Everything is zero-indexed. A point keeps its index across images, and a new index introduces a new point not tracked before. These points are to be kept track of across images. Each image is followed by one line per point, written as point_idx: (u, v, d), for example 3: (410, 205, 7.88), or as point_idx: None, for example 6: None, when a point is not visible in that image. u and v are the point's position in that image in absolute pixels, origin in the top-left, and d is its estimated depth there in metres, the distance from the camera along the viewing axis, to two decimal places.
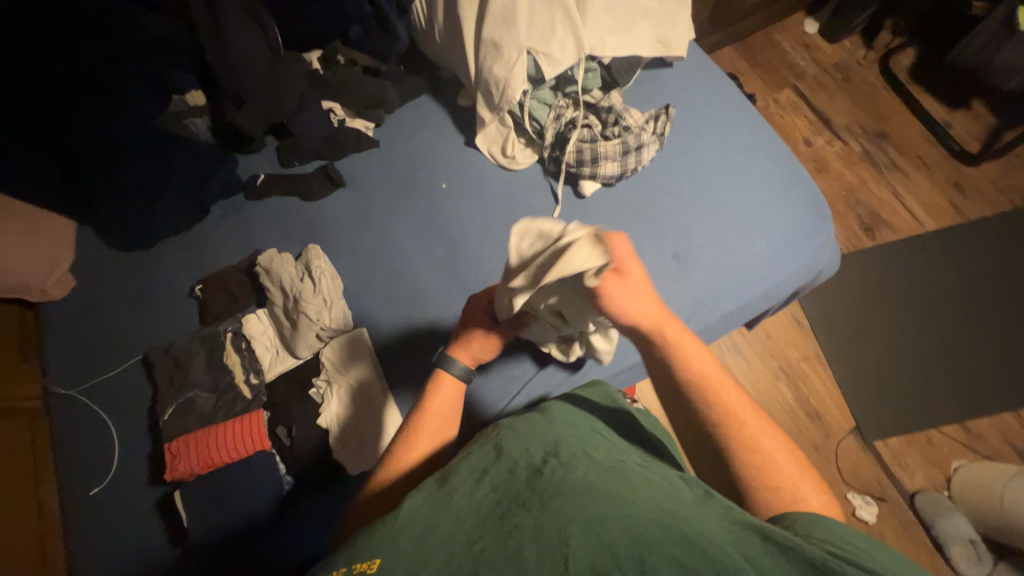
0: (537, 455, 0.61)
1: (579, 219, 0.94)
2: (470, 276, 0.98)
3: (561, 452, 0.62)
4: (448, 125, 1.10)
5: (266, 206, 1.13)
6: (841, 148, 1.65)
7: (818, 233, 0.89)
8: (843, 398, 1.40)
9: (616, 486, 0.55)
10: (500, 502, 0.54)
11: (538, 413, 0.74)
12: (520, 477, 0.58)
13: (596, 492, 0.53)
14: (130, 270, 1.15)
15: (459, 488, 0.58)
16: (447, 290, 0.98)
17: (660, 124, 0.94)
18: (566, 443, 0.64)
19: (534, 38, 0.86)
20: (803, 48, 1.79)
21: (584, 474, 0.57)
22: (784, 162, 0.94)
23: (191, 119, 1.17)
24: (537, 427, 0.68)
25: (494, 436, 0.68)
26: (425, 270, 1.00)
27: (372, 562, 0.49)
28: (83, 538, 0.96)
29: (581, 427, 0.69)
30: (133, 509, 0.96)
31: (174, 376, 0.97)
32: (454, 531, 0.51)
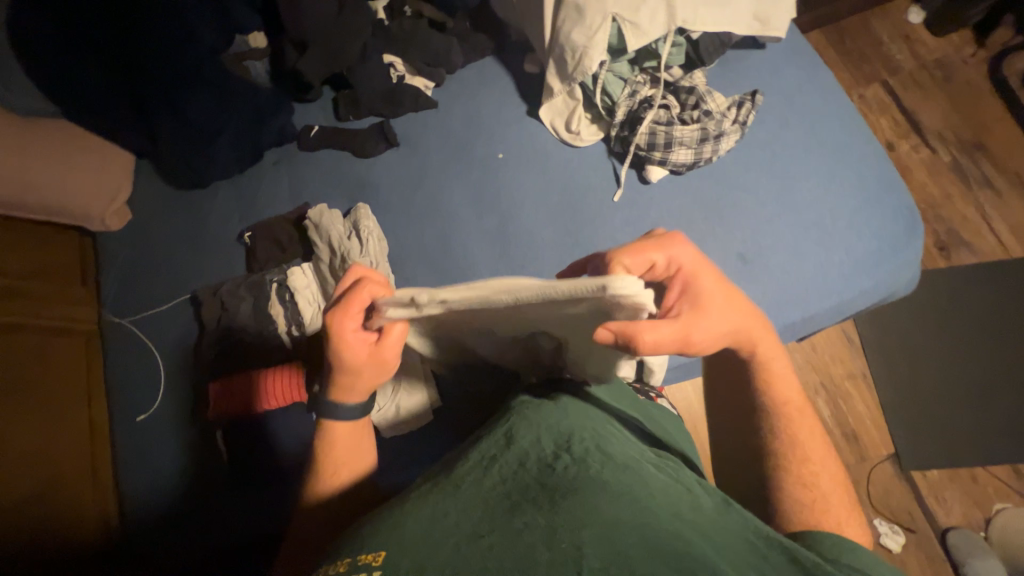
0: (548, 446, 0.54)
1: (642, 206, 0.90)
2: (518, 252, 0.94)
3: (574, 446, 0.54)
4: (511, 91, 1.05)
5: (318, 158, 1.11)
6: (928, 156, 1.50)
7: (905, 248, 0.81)
8: (885, 423, 1.33)
9: (634, 489, 0.49)
10: (510, 495, 0.47)
11: (549, 400, 0.66)
12: (531, 471, 0.50)
13: (615, 495, 0.47)
14: (183, 210, 1.16)
15: (462, 478, 0.50)
16: (492, 265, 0.95)
17: (744, 113, 0.86)
18: (577, 435, 0.57)
19: (622, 3, 0.78)
20: (902, 39, 1.61)
21: (601, 474, 0.50)
22: (877, 166, 0.85)
23: (250, 62, 1.14)
24: (548, 414, 0.61)
25: (495, 426, 0.61)
26: (472, 242, 0.97)
27: (377, 554, 0.41)
28: (128, 458, 1.02)
29: (595, 421, 0.62)
30: (172, 439, 1.01)
31: (222, 318, 0.99)
32: (461, 522, 0.43)
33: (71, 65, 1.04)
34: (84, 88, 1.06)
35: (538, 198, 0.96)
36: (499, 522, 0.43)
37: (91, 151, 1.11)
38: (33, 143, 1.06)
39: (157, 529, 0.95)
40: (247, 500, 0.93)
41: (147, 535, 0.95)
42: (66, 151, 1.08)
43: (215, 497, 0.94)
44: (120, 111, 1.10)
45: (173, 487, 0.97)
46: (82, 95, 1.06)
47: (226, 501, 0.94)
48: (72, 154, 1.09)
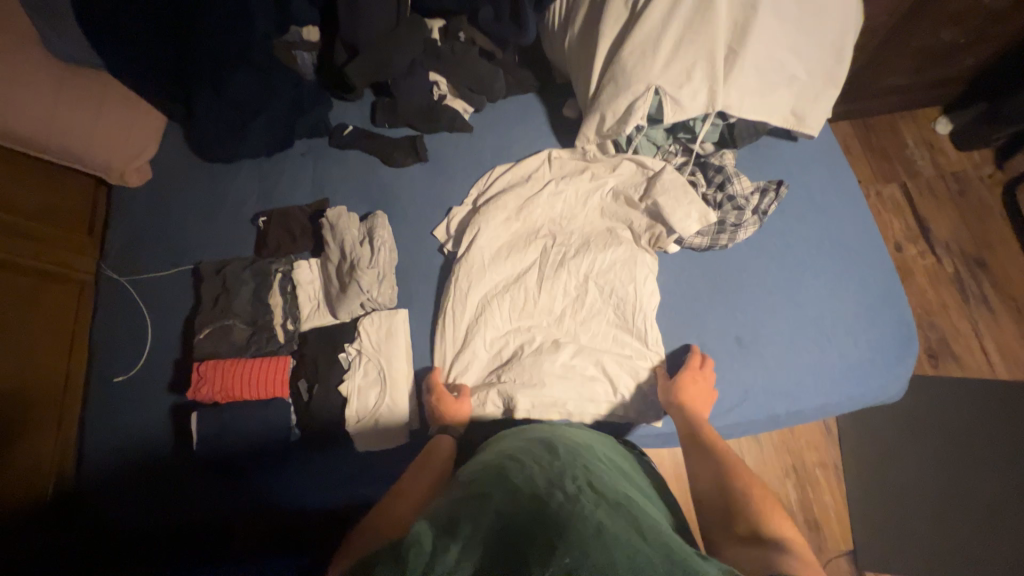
0: (543, 484, 0.55)
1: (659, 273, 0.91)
2: (538, 295, 0.91)
3: (563, 482, 0.55)
4: (546, 131, 1.08)
5: (346, 157, 1.13)
6: (932, 264, 1.54)
7: (896, 363, 0.83)
8: (848, 519, 1.35)
9: (623, 520, 0.50)
10: (509, 536, 0.47)
11: (537, 439, 0.67)
12: (527, 508, 0.51)
13: (603, 525, 0.48)
14: (205, 180, 1.17)
15: (465, 516, 0.50)
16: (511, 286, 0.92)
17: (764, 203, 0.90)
18: (570, 471, 0.58)
19: (668, 77, 0.79)
20: (925, 147, 1.66)
21: (594, 512, 0.50)
22: (884, 278, 0.87)
23: (298, 51, 1.13)
24: (539, 454, 0.62)
25: (495, 463, 0.60)
26: (489, 250, 0.94)
27: None
28: (96, 420, 1.00)
29: (583, 454, 0.64)
30: (145, 408, 1.00)
31: (219, 299, 0.99)
32: (462, 562, 0.44)
33: (128, 28, 1.05)
34: (135, 50, 1.07)
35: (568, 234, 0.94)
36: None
37: (127, 108, 1.13)
38: (68, 86, 1.06)
39: (113, 502, 0.93)
40: (207, 487, 0.91)
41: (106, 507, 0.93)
42: (99, 104, 1.09)
43: (181, 478, 0.93)
44: (163, 77, 1.11)
45: (141, 461, 0.95)
46: (132, 56, 1.07)
47: (193, 489, 0.91)
48: (106, 107, 1.10)
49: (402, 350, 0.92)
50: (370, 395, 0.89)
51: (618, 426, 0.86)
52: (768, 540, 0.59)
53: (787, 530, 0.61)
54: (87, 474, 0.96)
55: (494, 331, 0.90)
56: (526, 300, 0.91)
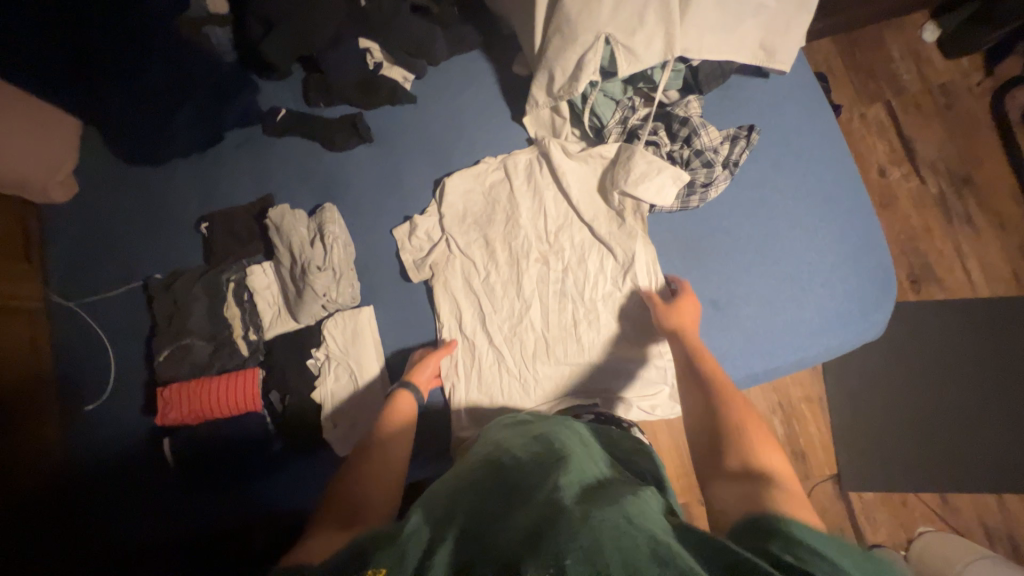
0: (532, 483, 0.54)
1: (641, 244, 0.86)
2: (540, 326, 0.89)
3: (554, 467, 0.55)
4: (496, 94, 0.98)
5: (285, 145, 1.04)
6: (916, 186, 1.49)
7: (874, 311, 0.81)
8: (832, 446, 1.40)
9: (616, 497, 0.49)
10: (489, 534, 0.47)
11: (536, 436, 0.66)
12: (512, 507, 0.50)
13: (592, 504, 0.47)
14: (138, 186, 1.08)
15: (460, 500, 0.52)
16: (504, 312, 0.90)
17: (733, 155, 0.83)
18: (565, 459, 0.58)
19: (617, 23, 0.70)
20: (912, 58, 1.55)
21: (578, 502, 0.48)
22: (863, 222, 0.83)
23: (209, 27, 1.01)
24: (535, 453, 0.61)
25: (489, 454, 0.63)
26: (463, 273, 0.92)
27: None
28: (75, 449, 0.98)
29: (581, 448, 0.63)
30: (123, 432, 0.97)
31: (174, 317, 0.94)
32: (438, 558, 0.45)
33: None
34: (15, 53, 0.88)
35: (558, 255, 0.90)
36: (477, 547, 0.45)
37: (36, 116, 0.99)
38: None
39: (103, 525, 0.92)
40: (196, 502, 0.90)
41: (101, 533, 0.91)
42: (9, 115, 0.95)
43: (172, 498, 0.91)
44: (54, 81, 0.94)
45: (130, 487, 0.94)
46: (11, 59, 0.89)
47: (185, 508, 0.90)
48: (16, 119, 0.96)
49: (371, 349, 0.90)
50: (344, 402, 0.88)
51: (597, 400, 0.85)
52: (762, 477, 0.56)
53: (773, 457, 0.59)
54: (71, 502, 0.94)
55: (502, 365, 0.88)
56: (526, 328, 0.89)
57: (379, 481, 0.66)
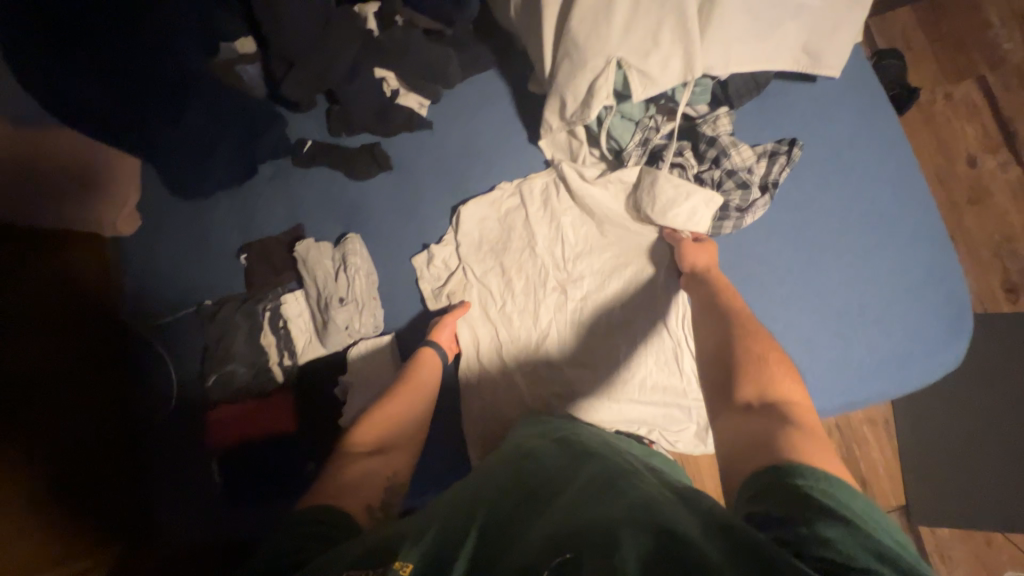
0: (542, 486, 0.54)
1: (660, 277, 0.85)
2: (562, 357, 0.85)
3: (572, 475, 0.55)
4: (513, 115, 0.96)
5: (312, 176, 1.08)
6: (1016, 177, 1.27)
7: (939, 353, 0.71)
8: (900, 474, 1.27)
9: (636, 494, 0.48)
10: (498, 528, 0.48)
11: (557, 439, 0.66)
12: (525, 506, 0.51)
13: (609, 504, 0.47)
14: (190, 219, 1.18)
15: (481, 495, 0.54)
16: (524, 342, 0.88)
17: (770, 173, 0.75)
18: (589, 463, 0.57)
19: (629, 46, 0.64)
20: (1015, 23, 1.31)
21: (589, 502, 0.48)
22: (926, 250, 0.73)
23: (242, 66, 1.08)
24: (555, 455, 0.61)
25: (515, 455, 0.63)
26: (482, 301, 0.92)
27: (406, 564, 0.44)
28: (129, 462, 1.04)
29: (602, 449, 0.62)
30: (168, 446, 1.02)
31: (219, 345, 1.02)
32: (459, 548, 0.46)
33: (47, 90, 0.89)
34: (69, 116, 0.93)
35: (579, 283, 0.87)
36: (496, 547, 0.45)
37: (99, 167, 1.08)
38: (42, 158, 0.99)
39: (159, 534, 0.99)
40: (235, 518, 0.95)
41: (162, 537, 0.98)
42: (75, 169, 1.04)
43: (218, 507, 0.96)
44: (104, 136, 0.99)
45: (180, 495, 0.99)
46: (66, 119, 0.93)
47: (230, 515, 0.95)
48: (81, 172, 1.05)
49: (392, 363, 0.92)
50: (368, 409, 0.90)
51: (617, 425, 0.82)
52: (775, 411, 0.57)
53: (789, 389, 0.61)
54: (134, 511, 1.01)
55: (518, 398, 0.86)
56: (546, 359, 0.86)
57: (400, 419, 0.79)
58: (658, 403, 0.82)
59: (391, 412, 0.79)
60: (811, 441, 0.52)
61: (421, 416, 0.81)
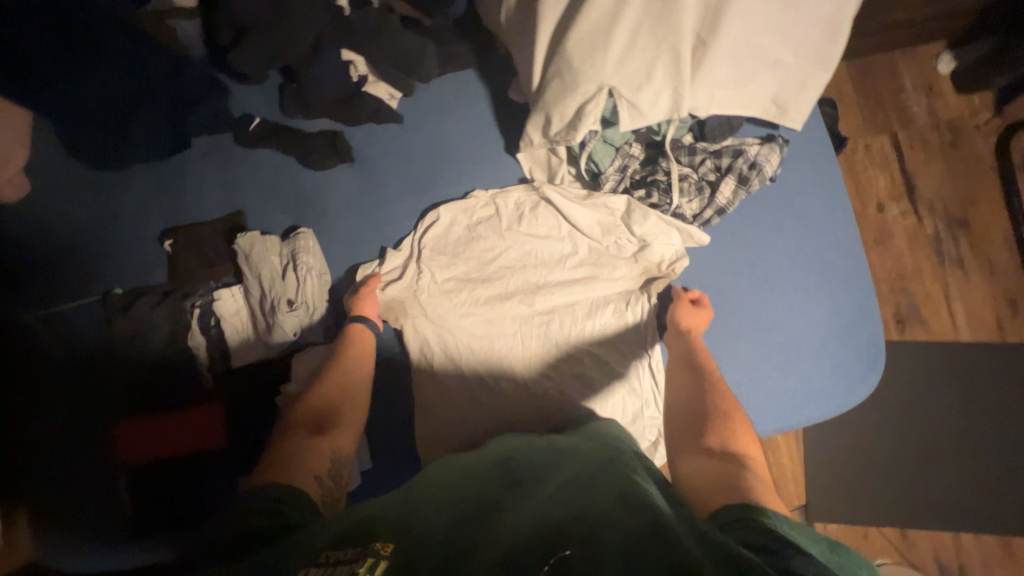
0: (534, 472, 0.62)
1: (633, 299, 0.84)
2: (519, 372, 0.85)
3: (558, 469, 0.62)
4: (489, 119, 0.92)
5: (257, 157, 0.96)
6: (912, 225, 1.48)
7: (858, 386, 0.79)
8: (802, 477, 1.44)
9: (608, 501, 0.53)
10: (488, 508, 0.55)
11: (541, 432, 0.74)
12: (513, 488, 0.58)
13: (609, 505, 0.52)
14: (97, 192, 1.00)
15: (468, 487, 0.60)
16: (484, 359, 0.85)
17: (705, 219, 0.79)
18: (561, 468, 0.62)
19: (622, 76, 0.64)
20: (925, 90, 1.50)
21: (577, 494, 0.55)
22: (858, 293, 0.80)
23: (175, 20, 0.92)
24: (538, 446, 0.69)
25: (505, 454, 0.67)
26: (440, 312, 0.88)
27: (384, 546, 0.50)
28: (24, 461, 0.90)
29: (584, 442, 0.69)
30: (73, 450, 0.89)
31: (135, 342, 0.89)
32: (448, 530, 0.52)
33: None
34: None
35: (546, 295, 0.86)
36: (487, 523, 0.52)
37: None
38: None
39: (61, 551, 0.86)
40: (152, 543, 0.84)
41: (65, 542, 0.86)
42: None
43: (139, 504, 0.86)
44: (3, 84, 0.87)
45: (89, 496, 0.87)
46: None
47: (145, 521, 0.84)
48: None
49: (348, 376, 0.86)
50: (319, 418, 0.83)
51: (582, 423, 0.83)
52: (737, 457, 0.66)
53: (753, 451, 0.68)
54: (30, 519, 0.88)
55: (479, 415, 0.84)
56: (506, 375, 0.85)
57: (340, 393, 0.79)
58: (621, 410, 0.82)
59: (324, 392, 0.78)
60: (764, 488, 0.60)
61: (359, 382, 0.81)
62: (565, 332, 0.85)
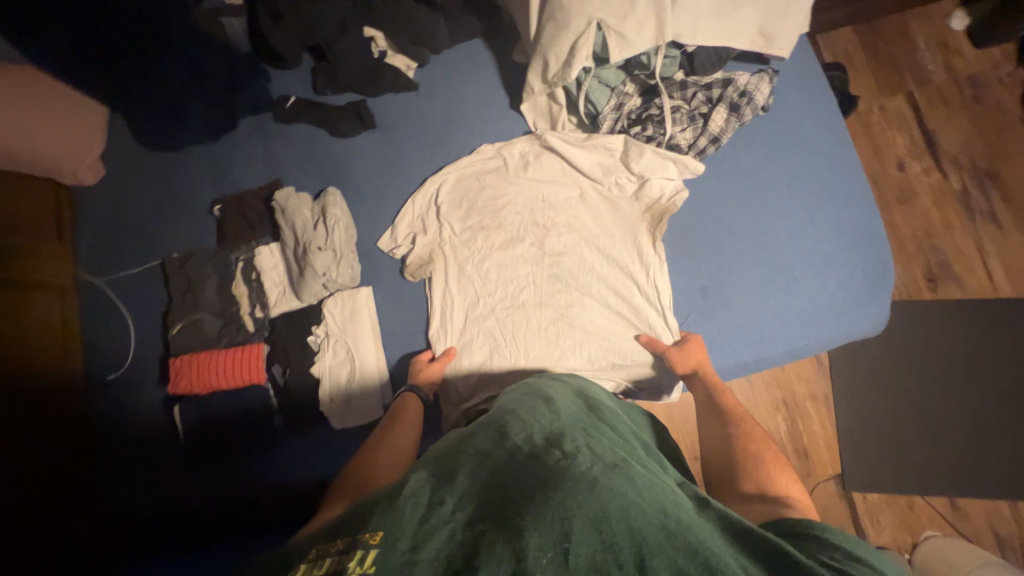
0: (539, 440, 0.57)
1: (638, 233, 0.88)
2: (531, 310, 0.90)
3: (562, 436, 0.58)
4: (496, 82, 1.01)
5: (293, 131, 1.08)
6: (937, 181, 1.44)
7: (868, 301, 0.80)
8: (837, 445, 1.37)
9: (624, 483, 0.51)
10: (498, 489, 0.50)
11: (537, 392, 0.70)
12: (521, 460, 0.53)
13: (623, 488, 0.50)
14: (158, 171, 1.15)
15: (465, 458, 0.55)
16: (498, 296, 0.92)
17: (699, 147, 0.83)
18: (567, 429, 0.60)
19: (608, 9, 0.72)
20: (938, 48, 1.49)
21: (588, 467, 0.52)
22: (859, 211, 0.82)
23: (226, 18, 1.04)
24: (540, 412, 0.64)
25: (505, 419, 0.62)
26: (456, 257, 0.95)
27: (374, 534, 0.43)
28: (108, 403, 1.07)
29: (583, 417, 0.65)
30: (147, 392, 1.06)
31: (187, 292, 1.00)
32: (455, 512, 0.47)
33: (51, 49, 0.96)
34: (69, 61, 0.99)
35: (554, 236, 0.91)
36: (492, 506, 0.48)
37: (67, 117, 1.07)
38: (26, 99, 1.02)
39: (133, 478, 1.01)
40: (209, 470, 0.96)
41: (139, 485, 1.00)
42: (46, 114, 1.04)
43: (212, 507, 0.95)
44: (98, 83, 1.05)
45: (163, 446, 1.02)
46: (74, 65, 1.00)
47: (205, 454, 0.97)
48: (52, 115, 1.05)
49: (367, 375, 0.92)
50: (340, 400, 0.92)
51: (586, 352, 0.87)
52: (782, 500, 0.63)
53: (793, 490, 0.65)
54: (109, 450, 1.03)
55: (493, 347, 0.90)
56: (518, 308, 0.91)
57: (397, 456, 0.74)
58: (623, 342, 0.87)
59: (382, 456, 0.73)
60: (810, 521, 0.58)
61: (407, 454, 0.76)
62: (568, 271, 0.90)
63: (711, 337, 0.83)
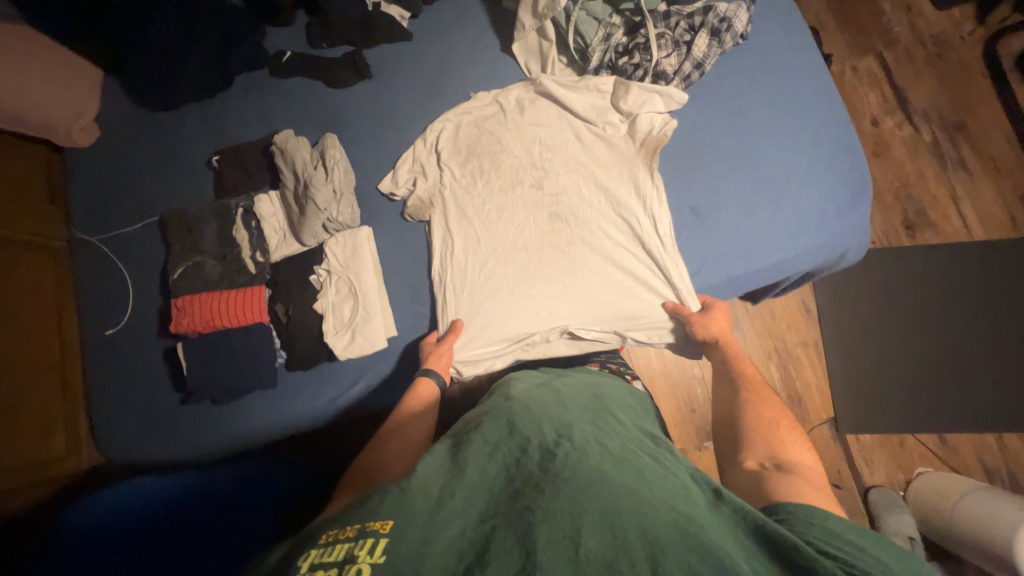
0: (549, 435, 0.59)
1: (630, 162, 0.91)
2: (530, 243, 0.93)
3: (572, 432, 0.60)
4: (487, 30, 1.05)
5: (289, 85, 1.10)
6: (909, 134, 1.51)
7: (850, 211, 0.84)
8: (829, 390, 1.41)
9: (633, 481, 0.52)
10: (508, 483, 0.52)
11: (544, 385, 0.76)
12: (532, 457, 0.55)
13: (633, 486, 0.51)
14: (154, 131, 1.16)
15: (477, 452, 0.58)
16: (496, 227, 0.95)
17: (684, 73, 0.88)
18: (576, 425, 0.62)
19: None
20: (903, 11, 1.58)
21: (596, 464, 0.53)
22: (838, 128, 0.86)
23: None
24: (549, 408, 0.67)
25: (515, 414, 0.64)
26: (455, 195, 0.98)
27: (385, 523, 0.46)
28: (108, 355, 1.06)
29: (591, 412, 0.68)
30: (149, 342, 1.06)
31: (186, 239, 1.01)
32: (467, 507, 0.50)
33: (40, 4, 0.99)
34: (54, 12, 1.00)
35: (552, 178, 0.94)
36: (502, 501, 0.50)
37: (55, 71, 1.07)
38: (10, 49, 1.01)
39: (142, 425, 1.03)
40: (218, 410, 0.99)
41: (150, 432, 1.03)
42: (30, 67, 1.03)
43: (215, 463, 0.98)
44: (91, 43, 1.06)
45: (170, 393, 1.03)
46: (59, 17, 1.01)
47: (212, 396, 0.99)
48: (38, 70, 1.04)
49: (368, 311, 0.93)
50: (344, 336, 0.92)
51: (585, 280, 0.90)
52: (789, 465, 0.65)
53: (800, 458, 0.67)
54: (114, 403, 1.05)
55: (494, 276, 0.93)
56: (516, 236, 0.94)
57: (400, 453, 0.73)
58: (621, 273, 0.89)
59: (386, 452, 0.72)
60: (806, 488, 0.59)
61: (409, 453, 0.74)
62: (565, 205, 0.93)
63: (701, 254, 0.87)
